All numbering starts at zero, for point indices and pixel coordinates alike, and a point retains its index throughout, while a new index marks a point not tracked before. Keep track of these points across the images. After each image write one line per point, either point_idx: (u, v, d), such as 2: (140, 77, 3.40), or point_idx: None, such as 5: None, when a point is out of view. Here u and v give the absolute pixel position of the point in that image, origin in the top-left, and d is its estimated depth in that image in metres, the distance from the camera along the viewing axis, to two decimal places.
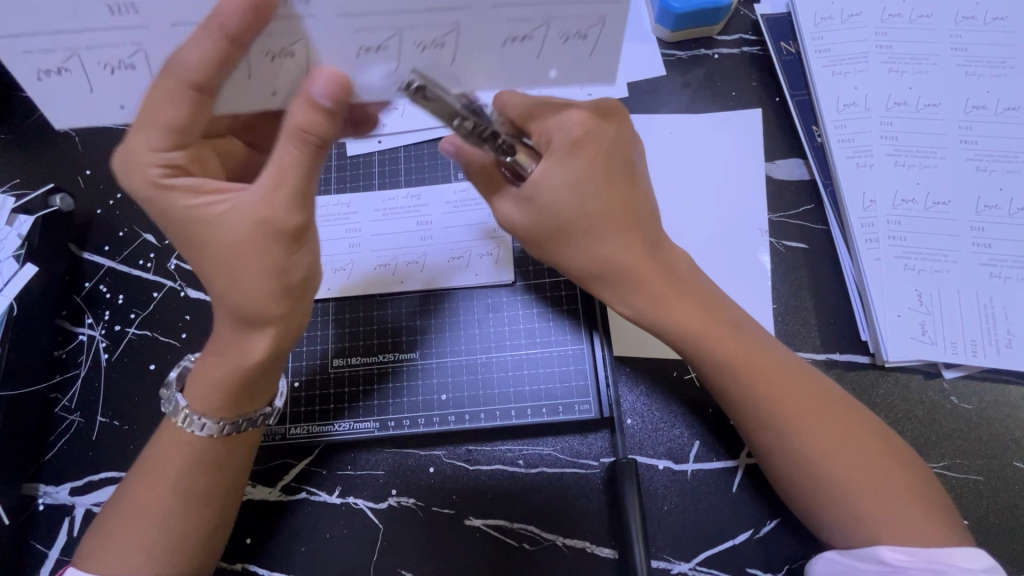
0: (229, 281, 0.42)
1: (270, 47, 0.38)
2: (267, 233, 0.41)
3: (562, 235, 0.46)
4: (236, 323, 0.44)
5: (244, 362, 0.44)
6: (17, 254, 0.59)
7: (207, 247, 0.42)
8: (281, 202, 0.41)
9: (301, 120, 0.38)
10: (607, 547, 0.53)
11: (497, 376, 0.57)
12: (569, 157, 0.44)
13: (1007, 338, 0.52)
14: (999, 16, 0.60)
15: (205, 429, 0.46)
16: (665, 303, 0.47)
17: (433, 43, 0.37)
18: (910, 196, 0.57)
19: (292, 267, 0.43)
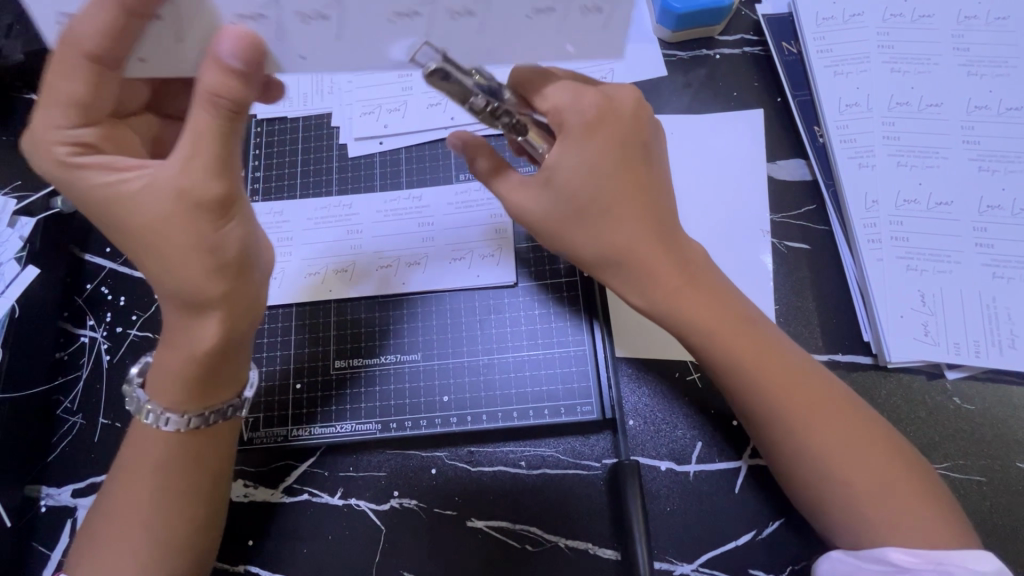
0: (161, 261, 0.42)
1: (302, 10, 0.37)
2: (186, 206, 0.41)
3: (577, 219, 0.46)
4: (186, 309, 0.43)
5: (199, 350, 0.44)
6: (19, 255, 0.60)
7: (126, 227, 0.42)
8: (199, 172, 0.40)
9: (212, 83, 0.38)
10: (609, 548, 0.52)
11: (500, 377, 0.57)
12: (586, 140, 0.44)
13: (1009, 338, 0.52)
14: (1000, 16, 0.60)
15: (171, 424, 0.46)
16: (678, 297, 0.46)
17: (463, 13, 0.38)
18: (912, 197, 0.57)
19: (223, 243, 0.42)
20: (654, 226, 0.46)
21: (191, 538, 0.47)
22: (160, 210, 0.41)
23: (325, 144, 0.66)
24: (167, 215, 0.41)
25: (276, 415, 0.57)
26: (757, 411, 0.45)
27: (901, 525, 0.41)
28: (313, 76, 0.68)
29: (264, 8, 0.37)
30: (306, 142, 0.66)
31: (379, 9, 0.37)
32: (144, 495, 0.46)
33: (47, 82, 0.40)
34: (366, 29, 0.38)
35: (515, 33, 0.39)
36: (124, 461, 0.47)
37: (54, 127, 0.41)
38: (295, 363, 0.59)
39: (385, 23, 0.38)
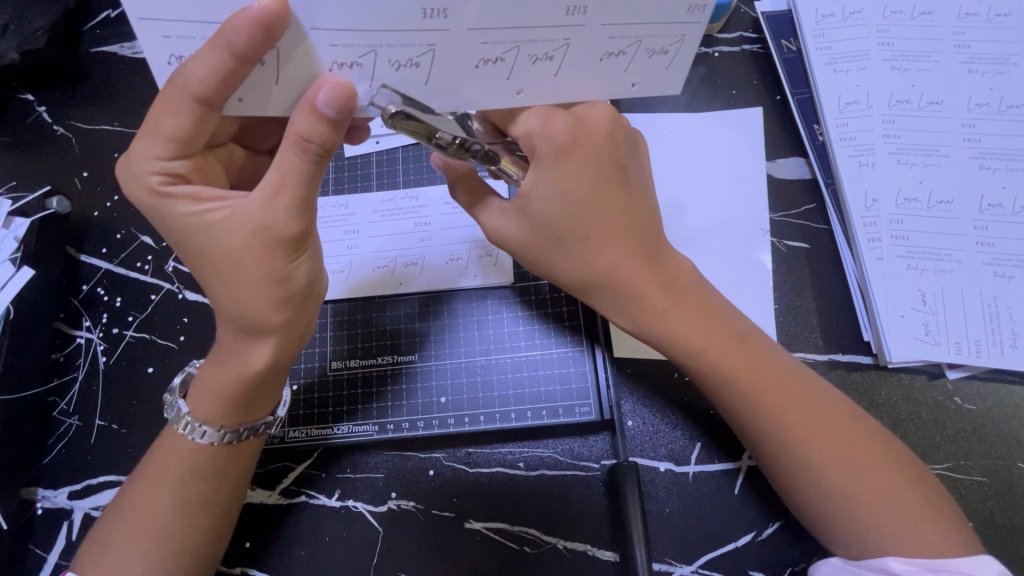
0: (231, 290, 0.43)
1: (395, 57, 0.37)
2: (267, 242, 0.42)
3: (557, 245, 0.46)
4: (240, 332, 0.44)
5: (246, 372, 0.45)
6: (14, 257, 0.58)
7: (202, 253, 0.43)
8: (280, 211, 0.41)
9: (303, 129, 0.38)
10: (608, 549, 0.52)
11: (496, 381, 0.57)
12: (559, 165, 0.44)
13: (1011, 338, 0.52)
14: (1003, 12, 0.60)
15: (206, 437, 0.46)
16: (668, 318, 0.46)
17: (409, 62, 0.37)
18: (912, 195, 0.56)
19: (292, 275, 0.43)
20: (635, 249, 0.46)
21: (198, 550, 0.47)
22: (239, 243, 0.42)
23: None
24: (245, 249, 0.42)
25: None
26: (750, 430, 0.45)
27: (898, 539, 0.40)
28: None
29: (362, 56, 0.37)
30: None
31: (467, 55, 0.37)
32: (159, 502, 0.45)
33: (150, 114, 0.40)
34: (454, 76, 0.39)
35: (583, 72, 0.40)
36: (148, 465, 0.47)
37: (149, 157, 0.41)
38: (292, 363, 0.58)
39: (472, 68, 0.38)
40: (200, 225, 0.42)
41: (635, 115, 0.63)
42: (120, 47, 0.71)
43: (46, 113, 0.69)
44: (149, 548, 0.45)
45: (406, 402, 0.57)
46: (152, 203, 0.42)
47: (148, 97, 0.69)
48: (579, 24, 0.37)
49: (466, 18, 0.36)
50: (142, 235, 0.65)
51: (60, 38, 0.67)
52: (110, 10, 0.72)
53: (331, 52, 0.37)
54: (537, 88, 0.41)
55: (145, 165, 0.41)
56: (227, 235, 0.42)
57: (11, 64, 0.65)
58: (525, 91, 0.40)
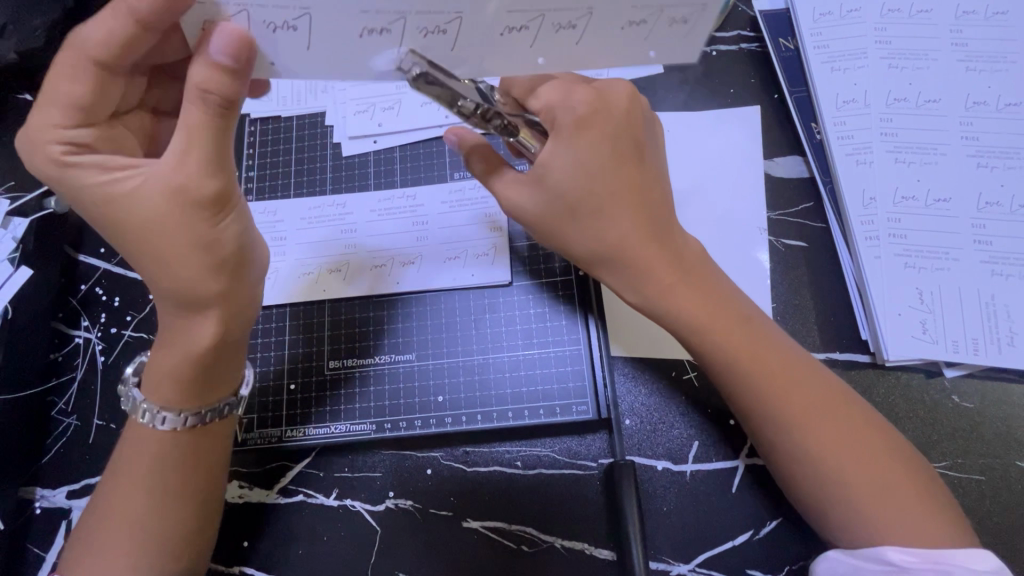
0: (161, 261, 0.42)
1: (425, 24, 0.37)
2: (184, 205, 0.41)
3: (569, 217, 0.46)
4: (184, 305, 0.44)
5: (195, 349, 0.44)
6: (12, 256, 0.60)
7: (117, 223, 0.42)
8: (193, 171, 0.40)
9: (203, 80, 0.38)
10: (605, 548, 0.52)
11: (497, 374, 0.57)
12: (577, 136, 0.44)
13: (1008, 336, 0.52)
14: (1000, 10, 0.60)
15: (167, 424, 0.46)
16: (675, 292, 0.46)
17: (436, 29, 0.38)
18: (909, 194, 0.56)
19: (218, 237, 0.43)
20: (647, 224, 0.46)
21: (182, 546, 0.47)
22: (157, 209, 0.41)
23: (319, 142, 0.65)
24: (164, 211, 0.41)
25: (270, 416, 0.57)
26: (753, 404, 0.45)
27: (896, 522, 0.41)
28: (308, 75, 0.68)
29: (392, 22, 0.37)
30: (300, 142, 0.65)
31: (492, 23, 0.38)
32: (136, 500, 0.45)
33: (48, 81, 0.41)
34: (480, 44, 0.39)
35: (606, 44, 0.40)
36: (118, 464, 0.47)
37: (54, 125, 0.41)
38: (290, 359, 0.59)
39: (497, 36, 0.38)
40: (113, 193, 0.41)
41: None
42: None
43: None
44: (132, 547, 0.45)
45: (418, 381, 0.57)
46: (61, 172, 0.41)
47: None
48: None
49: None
50: None
51: (58, 38, 0.67)
52: None
53: (361, 18, 0.36)
54: (561, 58, 0.40)
55: (51, 138, 0.41)
56: (140, 203, 0.41)
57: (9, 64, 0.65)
58: (546, 61, 0.40)
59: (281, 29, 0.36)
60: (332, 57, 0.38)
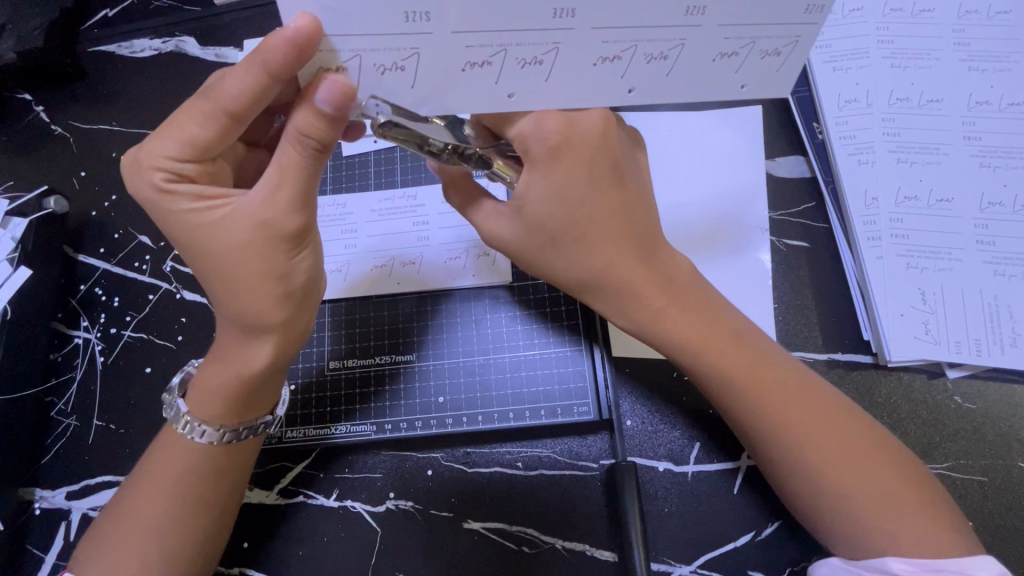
0: (230, 286, 0.43)
1: (521, 56, 0.38)
2: (267, 238, 0.41)
3: (552, 247, 0.46)
4: (240, 328, 0.44)
5: (248, 371, 0.45)
6: (11, 257, 0.58)
7: (205, 252, 0.42)
8: (281, 206, 0.41)
9: (302, 123, 0.38)
10: (606, 549, 0.52)
11: (496, 378, 0.57)
12: (550, 166, 0.43)
13: (1011, 336, 0.52)
14: (1002, 10, 0.59)
15: (205, 436, 0.46)
16: (665, 315, 0.46)
17: (533, 60, 0.38)
18: (912, 193, 0.56)
19: (293, 271, 0.43)
20: (630, 250, 0.45)
21: (197, 552, 0.46)
22: (241, 240, 0.41)
23: None
24: (248, 243, 0.41)
25: None
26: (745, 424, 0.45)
27: (897, 536, 0.40)
28: None
29: (493, 55, 0.37)
30: None
31: (587, 54, 0.38)
32: (156, 505, 0.45)
33: (175, 115, 0.41)
34: (571, 72, 0.39)
35: (693, 74, 0.40)
36: (145, 469, 0.47)
37: (163, 152, 0.41)
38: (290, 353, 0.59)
39: (590, 65, 0.39)
40: (205, 221, 0.42)
41: (635, 115, 0.63)
42: (117, 45, 0.71)
43: (44, 113, 0.69)
44: (151, 553, 0.44)
45: (402, 404, 0.57)
46: (156, 196, 0.41)
47: (145, 96, 0.69)
48: (697, 24, 0.37)
49: (591, 17, 0.36)
50: (140, 235, 0.65)
51: (57, 37, 0.67)
52: (108, 9, 0.72)
53: (465, 53, 0.37)
54: (651, 90, 0.40)
55: (153, 166, 0.41)
56: (231, 233, 0.42)
57: (8, 63, 0.65)
58: (638, 91, 0.40)
59: (392, 70, 0.38)
60: (440, 91, 0.39)
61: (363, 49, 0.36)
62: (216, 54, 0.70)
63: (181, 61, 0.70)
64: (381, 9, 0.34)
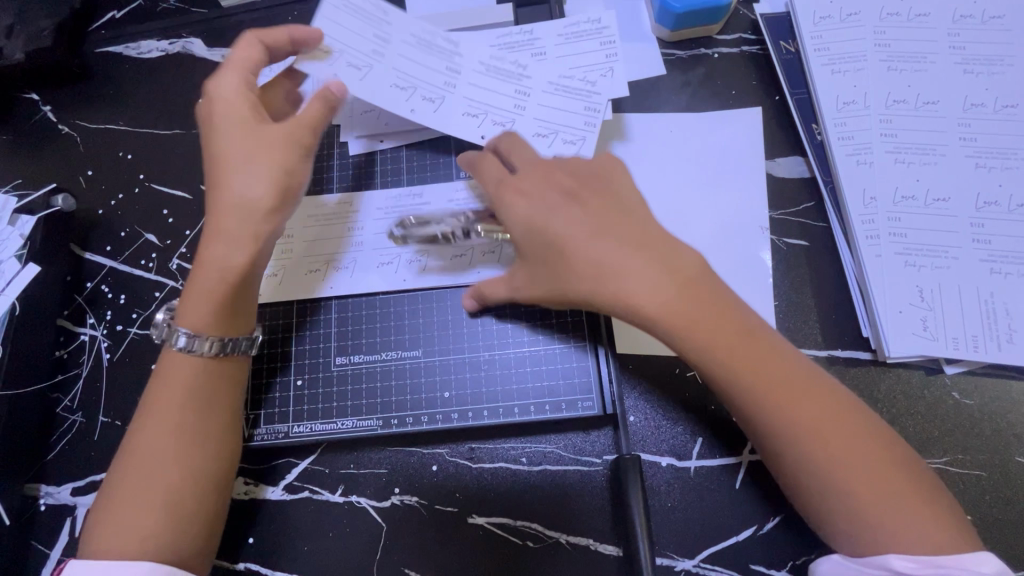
0: (242, 171, 0.49)
1: (428, 95, 0.60)
2: (288, 138, 0.50)
3: (546, 265, 0.50)
4: (231, 224, 0.49)
5: (233, 267, 0.48)
6: (19, 254, 0.59)
7: (229, 142, 0.50)
8: (306, 122, 0.51)
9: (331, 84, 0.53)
10: (610, 544, 0.52)
11: (500, 373, 0.57)
12: (517, 205, 0.52)
13: (1008, 333, 0.53)
14: (996, 14, 0.61)
15: (195, 345, 0.47)
16: (669, 314, 0.44)
17: (432, 99, 0.60)
18: (910, 193, 0.57)
19: (295, 175, 0.50)
20: (617, 247, 0.47)
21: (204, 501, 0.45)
22: (265, 137, 0.50)
23: (326, 142, 0.65)
24: (272, 139, 0.50)
25: (276, 412, 0.57)
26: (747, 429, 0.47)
27: (899, 531, 0.41)
28: None
29: (411, 87, 0.59)
30: None
31: (462, 102, 0.61)
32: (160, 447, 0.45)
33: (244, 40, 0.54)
34: (452, 112, 0.60)
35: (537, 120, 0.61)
36: (142, 415, 0.47)
37: (234, 73, 0.52)
38: (297, 347, 0.59)
39: (463, 104, 0.61)
40: (246, 113, 0.51)
41: (635, 116, 0.64)
42: (125, 47, 0.71)
43: (51, 112, 0.69)
44: (156, 498, 0.43)
45: (405, 398, 0.57)
46: (212, 96, 0.52)
47: (152, 96, 0.70)
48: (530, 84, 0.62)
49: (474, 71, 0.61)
50: (146, 233, 0.66)
51: (66, 38, 0.68)
52: (115, 12, 0.73)
53: (395, 78, 0.59)
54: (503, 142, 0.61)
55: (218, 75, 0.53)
56: (260, 132, 0.50)
57: (16, 63, 0.66)
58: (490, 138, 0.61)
59: (354, 68, 0.58)
60: (376, 90, 0.58)
61: (339, 57, 0.58)
62: (223, 55, 0.70)
63: (188, 62, 0.71)
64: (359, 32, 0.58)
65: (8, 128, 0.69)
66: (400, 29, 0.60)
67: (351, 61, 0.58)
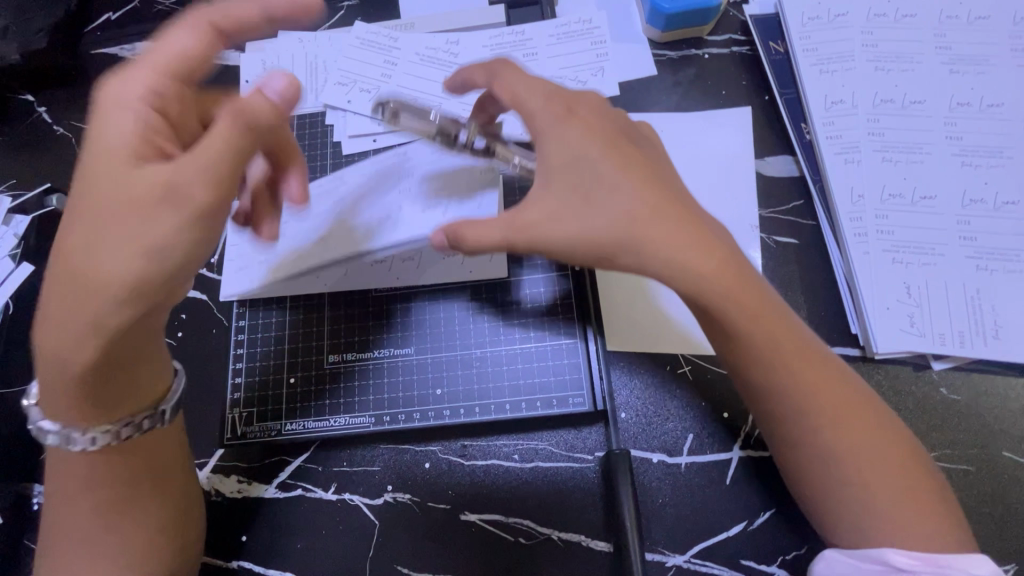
0: (98, 235, 0.38)
1: (426, 104, 0.64)
2: (158, 196, 0.38)
3: (582, 207, 0.42)
4: (72, 298, 0.38)
5: (72, 362, 0.39)
6: (14, 254, 0.60)
7: (101, 187, 0.39)
8: (185, 172, 0.38)
9: (248, 105, 0.41)
10: (602, 540, 0.53)
11: (492, 370, 0.58)
12: (562, 129, 0.44)
13: (994, 329, 0.53)
14: (981, 15, 0.62)
15: (80, 444, 0.43)
16: (725, 280, 0.41)
17: (429, 107, 0.64)
18: (897, 191, 0.58)
19: (164, 246, 0.38)
20: (664, 204, 0.42)
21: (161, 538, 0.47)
22: (142, 186, 0.38)
23: (319, 142, 0.65)
24: (148, 191, 0.38)
25: (269, 411, 0.58)
26: (775, 390, 0.44)
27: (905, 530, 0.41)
28: (307, 64, 0.67)
29: (410, 100, 0.64)
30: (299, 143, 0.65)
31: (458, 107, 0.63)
32: (83, 519, 0.45)
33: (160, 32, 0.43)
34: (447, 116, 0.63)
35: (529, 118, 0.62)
36: (55, 484, 0.46)
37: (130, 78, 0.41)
38: (290, 346, 0.60)
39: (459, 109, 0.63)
40: (129, 150, 0.39)
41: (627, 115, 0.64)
42: (120, 48, 0.72)
43: (46, 113, 0.70)
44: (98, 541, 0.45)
45: (398, 394, 0.57)
46: (112, 110, 0.41)
47: None
48: None
49: None
50: None
51: (61, 39, 0.68)
52: (111, 14, 0.73)
53: (397, 94, 0.65)
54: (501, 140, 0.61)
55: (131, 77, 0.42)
56: (132, 181, 0.38)
57: (12, 64, 0.66)
58: None
59: (361, 91, 0.65)
60: (378, 107, 0.64)
61: (351, 83, 0.65)
62: None
63: None
64: (371, 60, 0.66)
65: (4, 128, 0.69)
66: (406, 52, 0.66)
67: (361, 86, 0.65)
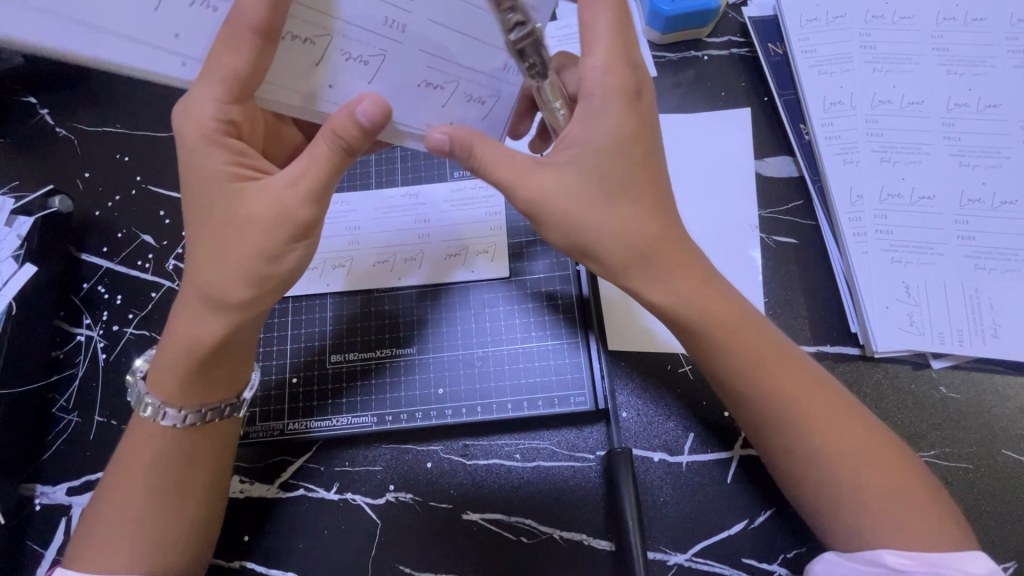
0: (213, 261, 0.43)
1: None
2: (276, 214, 0.43)
3: (602, 195, 0.43)
4: (199, 307, 0.44)
5: (198, 341, 0.44)
6: (15, 254, 0.59)
7: (222, 215, 0.43)
8: (300, 193, 0.43)
9: (340, 125, 0.41)
10: (604, 539, 0.53)
11: (494, 369, 0.58)
12: (600, 111, 0.43)
13: (993, 327, 0.54)
14: (978, 17, 0.62)
15: (168, 419, 0.46)
16: (698, 294, 0.45)
17: None
18: (895, 191, 0.58)
19: (282, 256, 0.44)
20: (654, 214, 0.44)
21: (191, 541, 0.47)
22: (256, 212, 0.43)
23: None
24: (263, 219, 0.43)
25: (272, 410, 0.58)
26: (757, 394, 0.45)
27: (893, 530, 0.41)
28: None
29: None
30: None
31: None
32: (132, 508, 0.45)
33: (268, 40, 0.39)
34: None
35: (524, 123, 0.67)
36: (119, 462, 0.47)
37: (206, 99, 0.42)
38: (291, 347, 0.60)
39: None
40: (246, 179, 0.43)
41: None
42: None
43: (49, 115, 0.70)
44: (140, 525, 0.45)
45: (400, 394, 0.58)
46: (224, 147, 0.44)
47: (151, 100, 0.71)
48: None
49: None
50: (142, 234, 0.66)
51: None
52: None
53: None
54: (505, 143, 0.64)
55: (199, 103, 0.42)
56: (246, 203, 0.43)
57: None
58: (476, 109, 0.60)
59: None
60: None
61: None
62: None
63: None
64: None
65: (6, 130, 0.69)
66: None
67: None
